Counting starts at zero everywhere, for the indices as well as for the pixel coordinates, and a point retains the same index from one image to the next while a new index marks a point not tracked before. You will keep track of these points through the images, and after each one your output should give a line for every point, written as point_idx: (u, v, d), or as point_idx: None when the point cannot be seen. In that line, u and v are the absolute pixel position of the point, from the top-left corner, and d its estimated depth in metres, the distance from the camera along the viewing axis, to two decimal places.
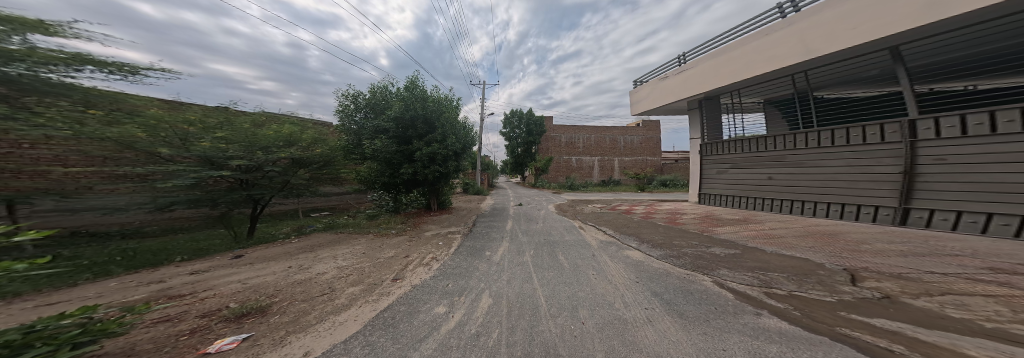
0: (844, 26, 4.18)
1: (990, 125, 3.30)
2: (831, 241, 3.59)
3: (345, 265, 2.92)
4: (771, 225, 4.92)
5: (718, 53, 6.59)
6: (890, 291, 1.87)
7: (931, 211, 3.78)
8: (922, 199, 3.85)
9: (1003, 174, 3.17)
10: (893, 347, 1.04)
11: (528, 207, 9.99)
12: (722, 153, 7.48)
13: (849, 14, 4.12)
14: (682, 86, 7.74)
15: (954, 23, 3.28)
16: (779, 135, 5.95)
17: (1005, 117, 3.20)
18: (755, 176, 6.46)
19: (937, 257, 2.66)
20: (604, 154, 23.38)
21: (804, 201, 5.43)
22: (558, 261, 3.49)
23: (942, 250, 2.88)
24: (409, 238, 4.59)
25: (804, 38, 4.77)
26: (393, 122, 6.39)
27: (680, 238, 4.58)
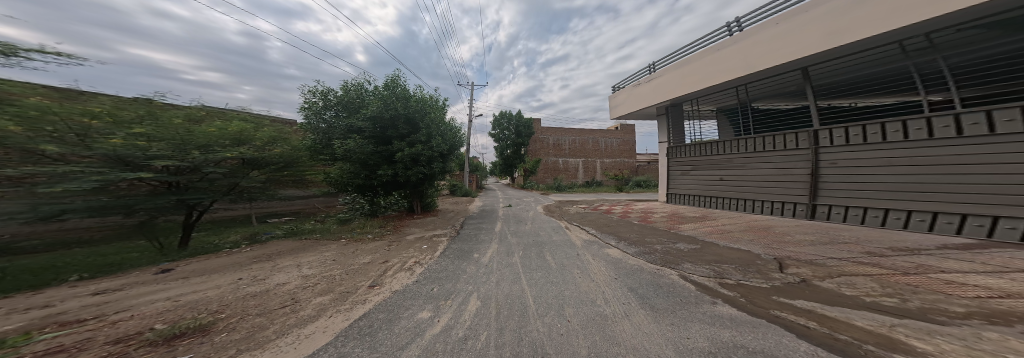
0: (777, 46, 4.81)
1: (882, 134, 3.93)
2: (765, 234, 4.09)
3: (311, 273, 2.71)
4: (722, 221, 5.46)
5: (680, 65, 7.19)
6: (805, 275, 2.18)
7: (846, 207, 4.37)
8: (832, 196, 4.54)
9: (895, 176, 3.77)
10: (811, 324, 1.21)
11: (515, 208, 9.99)
12: (683, 155, 8.14)
13: (781, 36, 4.75)
14: (653, 93, 8.30)
15: (858, 47, 3.94)
16: (730, 141, 6.59)
17: (892, 128, 3.82)
18: (710, 176, 7.10)
19: (836, 245, 3.12)
20: (588, 156, 24.21)
21: (748, 200, 6.07)
22: (545, 262, 3.52)
23: (836, 239, 3.43)
24: (389, 243, 4.35)
25: (746, 55, 5.40)
26: (369, 121, 6.06)
27: (652, 235, 4.91)
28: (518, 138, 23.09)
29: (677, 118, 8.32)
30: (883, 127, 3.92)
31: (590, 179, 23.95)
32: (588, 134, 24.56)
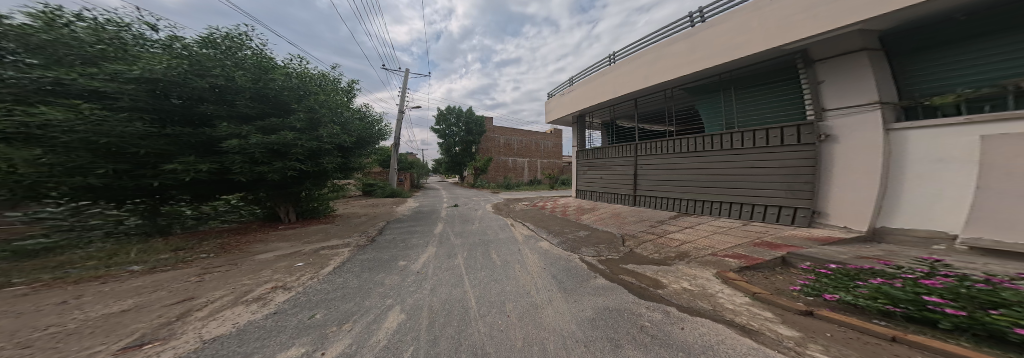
0: (630, 79, 6.52)
1: (689, 146, 5.69)
2: (617, 221, 5.59)
3: (69, 312, 1.72)
4: (601, 213, 7.01)
5: (585, 83, 8.69)
6: (633, 260, 3.17)
7: (676, 201, 5.90)
8: (658, 192, 6.38)
9: (698, 175, 5.45)
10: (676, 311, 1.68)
11: (459, 208, 9.48)
12: (585, 158, 9.75)
13: (633, 73, 6.46)
14: (568, 104, 9.77)
15: (659, 87, 5.92)
16: (610, 148, 8.30)
17: (694, 142, 5.60)
18: (599, 177, 8.82)
19: (647, 231, 4.60)
20: (532, 157, 25.80)
21: (620, 195, 7.71)
22: (489, 261, 3.45)
23: (642, 226, 4.98)
24: (278, 261, 3.28)
25: (615, 83, 7.06)
26: (135, 84, 3.55)
27: (569, 226, 5.74)
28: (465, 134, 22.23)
29: (580, 127, 9.98)
30: (689, 141, 5.70)
31: (534, 178, 25.51)
32: (532, 135, 26.14)
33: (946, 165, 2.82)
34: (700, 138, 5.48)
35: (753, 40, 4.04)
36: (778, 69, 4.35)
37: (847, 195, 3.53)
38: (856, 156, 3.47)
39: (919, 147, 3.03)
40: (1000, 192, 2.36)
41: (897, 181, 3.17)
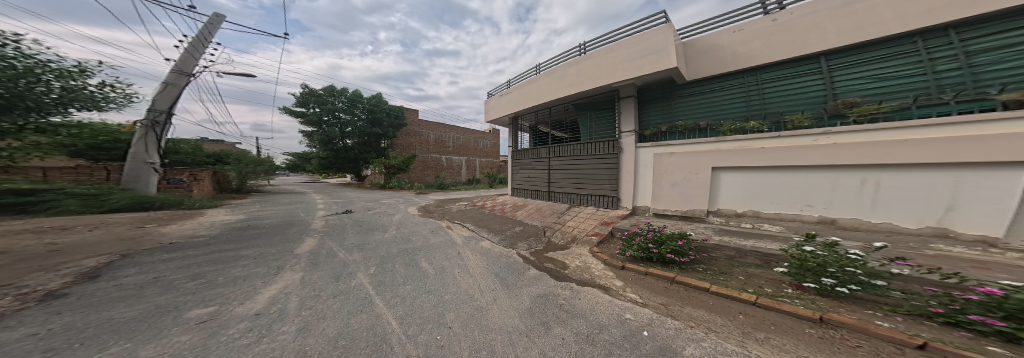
0: (553, 87, 7.26)
1: (594, 150, 6.71)
2: (547, 226, 6.22)
3: None
4: (533, 209, 7.61)
5: (517, 87, 9.16)
6: (558, 268, 3.69)
7: (588, 198, 6.81)
8: (572, 190, 7.25)
9: (600, 175, 6.46)
10: (596, 317, 2.18)
11: (382, 213, 8.22)
12: (518, 159, 10.16)
13: (555, 83, 7.24)
14: (504, 106, 10.08)
15: (574, 94, 6.79)
16: (537, 149, 8.93)
17: (598, 148, 6.64)
18: (528, 176, 9.35)
19: (576, 240, 5.32)
20: (469, 155, 25.17)
21: (544, 193, 8.34)
22: (417, 271, 3.11)
23: (566, 234, 5.64)
24: (59, 305, 2.06)
25: (542, 90, 7.75)
26: None
27: (506, 226, 6.00)
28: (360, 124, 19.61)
29: (513, 128, 10.39)
30: (594, 146, 6.73)
31: (472, 176, 25.06)
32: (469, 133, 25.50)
33: (643, 168, 5.65)
34: (601, 144, 6.56)
35: (607, 74, 5.93)
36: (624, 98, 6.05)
37: (625, 186, 5.94)
38: (628, 165, 5.85)
39: (644, 157, 5.66)
40: (661, 184, 5.24)
41: (635, 178, 5.79)
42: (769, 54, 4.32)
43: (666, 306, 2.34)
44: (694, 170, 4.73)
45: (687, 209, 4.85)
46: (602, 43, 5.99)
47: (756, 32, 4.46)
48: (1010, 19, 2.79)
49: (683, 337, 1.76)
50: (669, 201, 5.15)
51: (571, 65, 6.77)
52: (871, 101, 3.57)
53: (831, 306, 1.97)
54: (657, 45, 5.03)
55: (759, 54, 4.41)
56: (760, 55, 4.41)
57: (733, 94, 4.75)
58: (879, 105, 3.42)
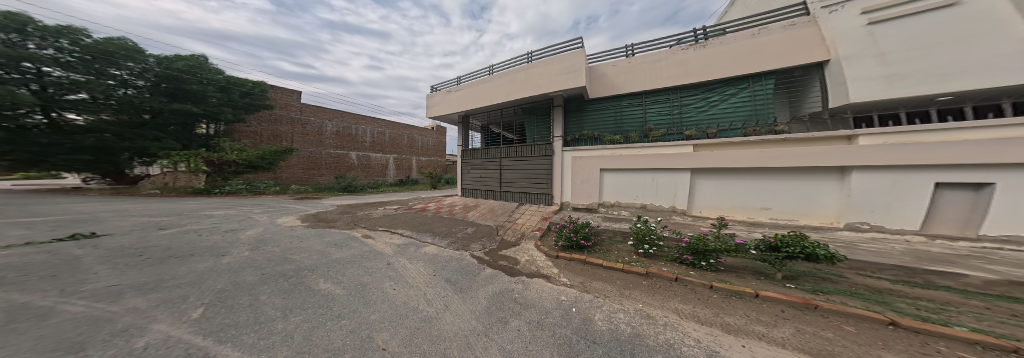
0: (502, 90, 7.66)
1: (537, 152, 7.46)
2: (494, 226, 6.51)
3: None
4: (482, 208, 7.89)
5: (467, 86, 9.15)
6: (511, 272, 4.14)
7: (532, 196, 7.54)
8: (518, 188, 7.86)
9: (542, 176, 7.28)
10: (539, 323, 2.66)
11: (246, 226, 5.90)
12: (466, 158, 10.09)
13: (503, 87, 7.65)
14: (450, 103, 9.79)
15: (520, 100, 7.35)
16: (485, 149, 9.14)
17: (540, 150, 7.42)
18: (475, 176, 9.47)
19: (521, 238, 5.78)
20: (400, 152, 22.28)
21: (492, 192, 8.67)
22: (337, 288, 2.75)
23: (513, 231, 6.10)
24: None
25: (491, 92, 8.02)
26: None
27: (453, 228, 6.00)
28: (153, 96, 11.41)
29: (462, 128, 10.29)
30: (537, 148, 7.49)
31: (398, 178, 21.87)
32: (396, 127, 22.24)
33: (567, 169, 6.96)
34: (543, 146, 7.37)
35: (546, 83, 6.64)
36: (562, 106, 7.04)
37: (556, 184, 7.11)
38: (557, 165, 7.06)
39: (569, 160, 6.91)
40: (576, 181, 6.70)
41: (563, 178, 7.05)
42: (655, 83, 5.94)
43: (584, 284, 3.74)
44: (592, 171, 6.42)
45: (589, 202, 6.53)
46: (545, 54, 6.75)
47: (619, 69, 6.45)
48: (691, 91, 5.84)
49: (605, 329, 2.58)
50: (582, 194, 6.66)
51: (517, 70, 7.22)
52: (658, 127, 6.14)
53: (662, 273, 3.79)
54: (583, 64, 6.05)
55: (636, 86, 6.28)
56: (624, 86, 6.41)
57: (605, 114, 6.79)
58: (658, 131, 6.03)
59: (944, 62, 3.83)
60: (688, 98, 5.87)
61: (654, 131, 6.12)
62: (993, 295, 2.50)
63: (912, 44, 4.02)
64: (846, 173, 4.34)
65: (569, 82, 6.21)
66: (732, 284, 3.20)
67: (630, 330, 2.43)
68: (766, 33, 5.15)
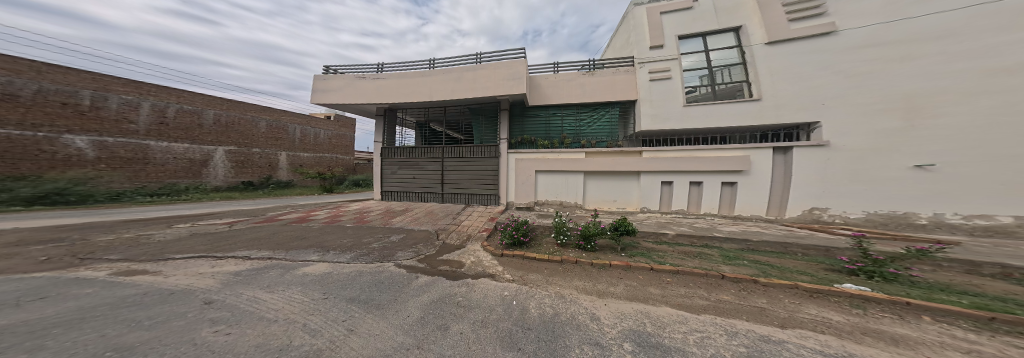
0: (448, 87, 8.36)
1: (477, 152, 8.64)
2: (426, 227, 7.80)
3: None
4: (414, 210, 9.15)
5: (405, 77, 9.61)
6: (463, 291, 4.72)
7: (474, 195, 8.87)
8: (457, 188, 9.17)
9: (480, 177, 8.57)
10: (485, 327, 3.19)
11: None
12: (404, 157, 10.44)
13: (451, 91, 8.31)
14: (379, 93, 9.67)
15: (467, 98, 8.09)
16: (425, 148, 9.87)
17: (479, 151, 8.61)
18: (407, 177, 10.19)
19: (468, 245, 6.61)
20: (270, 147, 16.92)
21: (433, 192, 9.66)
22: (92, 353, 1.69)
23: (451, 233, 7.29)
24: None
25: (432, 89, 8.86)
26: None
27: (366, 238, 7.19)
28: None
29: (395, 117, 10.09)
30: (477, 149, 8.66)
31: (237, 181, 15.15)
32: (229, 108, 15.35)
33: (512, 169, 8.09)
34: (482, 147, 8.54)
35: (492, 86, 7.31)
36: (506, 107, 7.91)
37: (504, 184, 8.20)
38: (504, 167, 8.10)
39: (513, 164, 8.04)
40: (519, 182, 7.91)
41: (507, 178, 8.15)
42: (570, 99, 7.33)
43: (522, 277, 4.88)
44: (530, 173, 7.73)
45: (528, 201, 7.90)
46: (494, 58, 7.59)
47: (550, 82, 7.57)
48: (583, 108, 7.38)
49: (546, 307, 3.74)
50: (522, 193, 7.96)
51: (467, 70, 8.05)
52: (570, 136, 7.59)
53: (580, 255, 5.50)
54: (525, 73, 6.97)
55: (561, 97, 7.44)
56: (551, 97, 7.53)
57: (534, 118, 7.95)
58: (568, 139, 7.52)
59: (666, 112, 6.39)
60: (581, 114, 7.41)
61: (569, 139, 7.57)
62: (673, 243, 5.51)
63: (660, 98, 6.50)
64: (640, 176, 6.78)
65: (514, 87, 7.00)
66: (603, 259, 5.25)
67: (554, 312, 3.56)
68: (621, 72, 6.96)
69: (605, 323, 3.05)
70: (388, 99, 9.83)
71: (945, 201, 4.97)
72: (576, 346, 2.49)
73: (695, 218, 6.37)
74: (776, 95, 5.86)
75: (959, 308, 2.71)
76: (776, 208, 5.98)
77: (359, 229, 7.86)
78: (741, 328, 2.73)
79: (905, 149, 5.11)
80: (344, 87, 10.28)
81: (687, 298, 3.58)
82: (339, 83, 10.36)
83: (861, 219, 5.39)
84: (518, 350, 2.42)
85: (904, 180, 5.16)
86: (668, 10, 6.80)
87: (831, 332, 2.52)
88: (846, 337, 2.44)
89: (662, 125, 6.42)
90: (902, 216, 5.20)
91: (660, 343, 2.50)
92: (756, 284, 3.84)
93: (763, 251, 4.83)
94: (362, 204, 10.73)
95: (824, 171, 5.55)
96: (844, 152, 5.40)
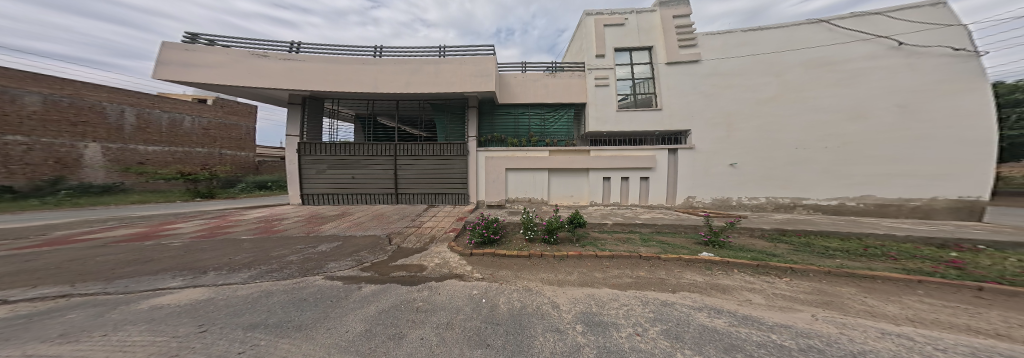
0: (398, 82, 8.02)
1: (435, 152, 8.49)
2: (370, 227, 6.96)
3: None
4: (355, 214, 7.79)
5: (334, 61, 8.45)
6: (423, 296, 4.49)
7: (431, 194, 8.59)
8: (407, 188, 8.62)
9: (438, 177, 8.46)
10: (430, 336, 3.03)
11: None
12: (334, 154, 8.96)
13: (403, 86, 8.02)
14: (302, 78, 8.34)
15: (427, 95, 8.12)
16: (366, 145, 8.84)
17: (436, 152, 8.50)
18: (344, 176, 8.83)
19: (433, 247, 6.20)
20: (78, 132, 11.06)
21: (378, 193, 8.72)
22: None
23: (402, 237, 6.61)
24: None
25: (376, 79, 8.19)
26: None
27: (279, 248, 5.64)
28: None
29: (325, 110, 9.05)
30: (436, 149, 8.52)
31: None
32: None
33: (481, 167, 8.34)
34: (441, 147, 8.49)
35: (458, 81, 7.54)
36: (472, 104, 8.26)
37: (473, 183, 8.34)
38: (472, 165, 8.32)
39: (481, 162, 8.33)
40: (490, 179, 8.23)
41: (477, 176, 8.36)
42: (533, 99, 8.26)
43: (493, 274, 4.98)
44: (500, 171, 8.17)
45: (498, 199, 8.27)
46: (458, 54, 7.70)
47: (518, 81, 8.32)
48: (541, 112, 8.47)
49: (509, 298, 4.15)
50: (492, 192, 8.32)
51: (428, 63, 7.86)
52: (537, 135, 8.45)
53: (544, 248, 6.09)
54: (492, 71, 7.40)
55: (526, 96, 8.27)
56: (518, 95, 8.29)
57: (502, 119, 8.59)
58: (534, 137, 8.35)
59: (606, 115, 7.98)
60: (541, 116, 8.46)
61: (536, 137, 8.39)
62: (611, 230, 6.87)
63: (602, 102, 8.08)
64: (589, 173, 8.10)
65: (480, 86, 7.37)
66: (561, 250, 5.97)
67: (521, 305, 3.82)
68: (575, 76, 8.29)
69: (562, 308, 3.57)
70: (313, 86, 8.34)
71: (744, 187, 7.96)
72: (539, 335, 2.78)
73: (625, 208, 8.07)
74: (669, 107, 7.97)
75: (744, 261, 4.93)
76: (667, 198, 8.21)
77: (265, 242, 5.86)
78: (650, 297, 3.79)
79: (730, 151, 7.87)
80: (242, 65, 8.09)
81: (617, 278, 4.57)
82: (232, 59, 8.08)
83: (711, 203, 8.06)
84: (487, 346, 2.60)
85: (726, 174, 7.98)
86: (609, 23, 8.32)
87: (696, 291, 3.93)
88: (703, 293, 3.86)
89: (603, 125, 8.00)
90: (728, 198, 8.08)
91: (600, 320, 3.11)
92: (658, 260, 5.29)
93: (666, 232, 6.72)
94: (267, 210, 8.15)
95: (693, 167, 7.96)
96: (701, 153, 7.91)
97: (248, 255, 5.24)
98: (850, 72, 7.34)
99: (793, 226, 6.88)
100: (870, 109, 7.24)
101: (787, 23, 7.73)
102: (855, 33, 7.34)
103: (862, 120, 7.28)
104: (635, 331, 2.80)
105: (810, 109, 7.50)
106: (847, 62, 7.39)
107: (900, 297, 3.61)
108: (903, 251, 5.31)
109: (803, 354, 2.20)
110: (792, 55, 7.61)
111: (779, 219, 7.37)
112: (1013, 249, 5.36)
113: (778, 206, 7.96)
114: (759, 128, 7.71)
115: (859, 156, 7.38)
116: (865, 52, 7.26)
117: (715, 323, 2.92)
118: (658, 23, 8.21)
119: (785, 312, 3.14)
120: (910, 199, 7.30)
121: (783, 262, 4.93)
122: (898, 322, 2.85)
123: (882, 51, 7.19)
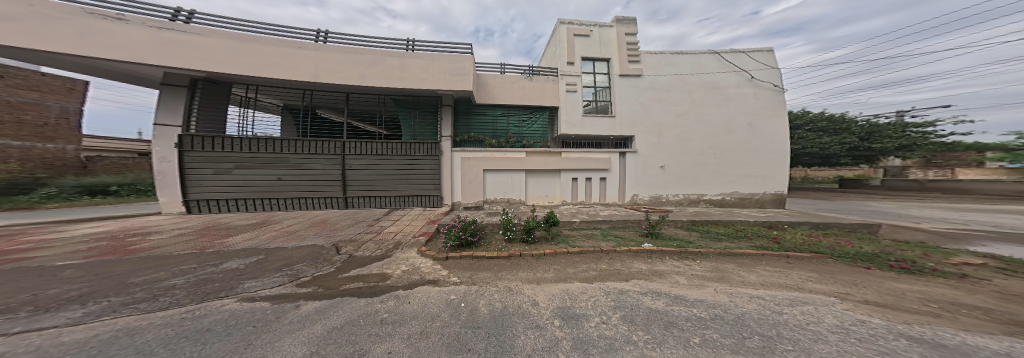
0: (349, 72, 7.00)
1: (397, 151, 7.64)
2: (306, 236, 5.49)
3: None
4: (281, 223, 6.03)
5: (251, 38, 6.69)
6: (389, 305, 3.60)
7: (390, 196, 7.61)
8: (358, 191, 7.39)
9: (399, 178, 7.59)
10: (410, 349, 2.43)
11: None
12: (247, 150, 6.91)
13: (353, 78, 7.02)
14: (193, 56, 6.28)
15: (387, 89, 7.37)
16: (298, 141, 7.14)
17: (398, 152, 7.65)
18: (264, 176, 6.92)
19: (401, 252, 5.29)
20: None
21: (317, 197, 7.21)
22: None
23: (358, 243, 5.45)
24: None
25: (318, 65, 6.93)
26: None
27: (148, 270, 3.73)
28: None
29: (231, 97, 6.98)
30: (396, 148, 7.65)
31: None
32: None
33: (456, 167, 7.99)
34: (405, 145, 7.73)
35: (430, 77, 7.25)
36: (449, 102, 7.99)
37: (450, 183, 7.89)
38: (448, 165, 7.88)
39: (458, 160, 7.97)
40: (467, 179, 7.95)
41: (455, 175, 7.98)
42: (511, 102, 8.67)
43: (472, 277, 4.55)
44: (477, 171, 8.03)
45: (475, 200, 8.04)
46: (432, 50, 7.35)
47: (497, 83, 8.61)
48: (517, 116, 8.92)
49: (493, 296, 3.90)
50: (471, 192, 8.04)
51: (392, 54, 7.23)
52: (514, 136, 8.86)
53: (522, 248, 6.01)
54: (469, 70, 7.43)
55: (504, 98, 8.64)
56: (497, 95, 8.58)
57: (480, 121, 8.71)
58: (512, 139, 8.68)
59: (574, 120, 9.03)
60: (517, 119, 8.94)
61: (514, 138, 8.76)
62: (578, 228, 7.44)
63: (569, 106, 9.07)
64: (561, 174, 8.81)
65: (455, 85, 7.28)
66: (539, 249, 6.00)
67: (502, 305, 3.55)
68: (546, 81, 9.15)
69: (541, 305, 3.52)
70: (211, 67, 6.42)
71: (669, 187, 10.13)
72: (522, 333, 2.64)
73: (589, 205, 9.05)
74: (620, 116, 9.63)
75: (671, 248, 6.06)
76: (618, 196, 9.64)
77: (111, 265, 3.74)
78: (613, 287, 4.19)
79: (661, 155, 9.97)
80: (71, 25, 5.50)
81: (586, 272, 4.92)
82: (42, 13, 5.35)
83: (648, 199, 9.89)
84: (468, 351, 2.30)
85: (658, 174, 9.99)
86: (578, 34, 9.67)
87: (643, 277, 4.61)
88: (648, 279, 4.54)
89: (572, 129, 9.01)
90: (660, 195, 10.08)
91: (576, 312, 3.21)
92: (614, 253, 5.95)
93: (618, 227, 7.72)
94: (110, 225, 5.43)
95: (636, 167, 9.70)
96: (641, 157, 9.72)
97: (75, 286, 3.20)
98: (726, 96, 10.58)
99: (697, 217, 9.07)
100: (735, 125, 10.59)
101: (696, 53, 10.49)
102: (728, 66, 10.58)
103: (730, 133, 10.55)
104: (602, 319, 2.97)
105: (705, 122, 10.44)
106: (725, 88, 10.58)
107: (756, 267, 5.17)
108: (753, 232, 7.71)
109: (714, 322, 2.75)
110: (696, 78, 10.38)
111: (690, 212, 9.57)
112: (798, 226, 8.53)
113: (689, 200, 10.41)
114: (677, 136, 10.15)
115: (730, 161, 10.57)
116: (733, 81, 10.59)
117: (658, 304, 3.41)
118: (613, 39, 9.95)
119: (699, 288, 4.01)
120: (755, 194, 10.80)
121: (701, 248, 6.26)
122: (756, 287, 4.02)
123: (740, 81, 10.65)
